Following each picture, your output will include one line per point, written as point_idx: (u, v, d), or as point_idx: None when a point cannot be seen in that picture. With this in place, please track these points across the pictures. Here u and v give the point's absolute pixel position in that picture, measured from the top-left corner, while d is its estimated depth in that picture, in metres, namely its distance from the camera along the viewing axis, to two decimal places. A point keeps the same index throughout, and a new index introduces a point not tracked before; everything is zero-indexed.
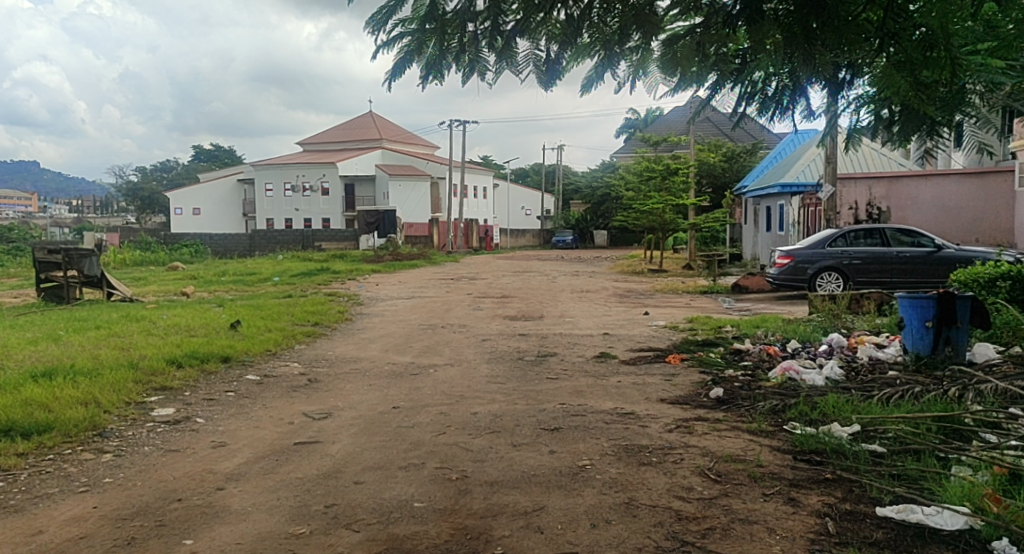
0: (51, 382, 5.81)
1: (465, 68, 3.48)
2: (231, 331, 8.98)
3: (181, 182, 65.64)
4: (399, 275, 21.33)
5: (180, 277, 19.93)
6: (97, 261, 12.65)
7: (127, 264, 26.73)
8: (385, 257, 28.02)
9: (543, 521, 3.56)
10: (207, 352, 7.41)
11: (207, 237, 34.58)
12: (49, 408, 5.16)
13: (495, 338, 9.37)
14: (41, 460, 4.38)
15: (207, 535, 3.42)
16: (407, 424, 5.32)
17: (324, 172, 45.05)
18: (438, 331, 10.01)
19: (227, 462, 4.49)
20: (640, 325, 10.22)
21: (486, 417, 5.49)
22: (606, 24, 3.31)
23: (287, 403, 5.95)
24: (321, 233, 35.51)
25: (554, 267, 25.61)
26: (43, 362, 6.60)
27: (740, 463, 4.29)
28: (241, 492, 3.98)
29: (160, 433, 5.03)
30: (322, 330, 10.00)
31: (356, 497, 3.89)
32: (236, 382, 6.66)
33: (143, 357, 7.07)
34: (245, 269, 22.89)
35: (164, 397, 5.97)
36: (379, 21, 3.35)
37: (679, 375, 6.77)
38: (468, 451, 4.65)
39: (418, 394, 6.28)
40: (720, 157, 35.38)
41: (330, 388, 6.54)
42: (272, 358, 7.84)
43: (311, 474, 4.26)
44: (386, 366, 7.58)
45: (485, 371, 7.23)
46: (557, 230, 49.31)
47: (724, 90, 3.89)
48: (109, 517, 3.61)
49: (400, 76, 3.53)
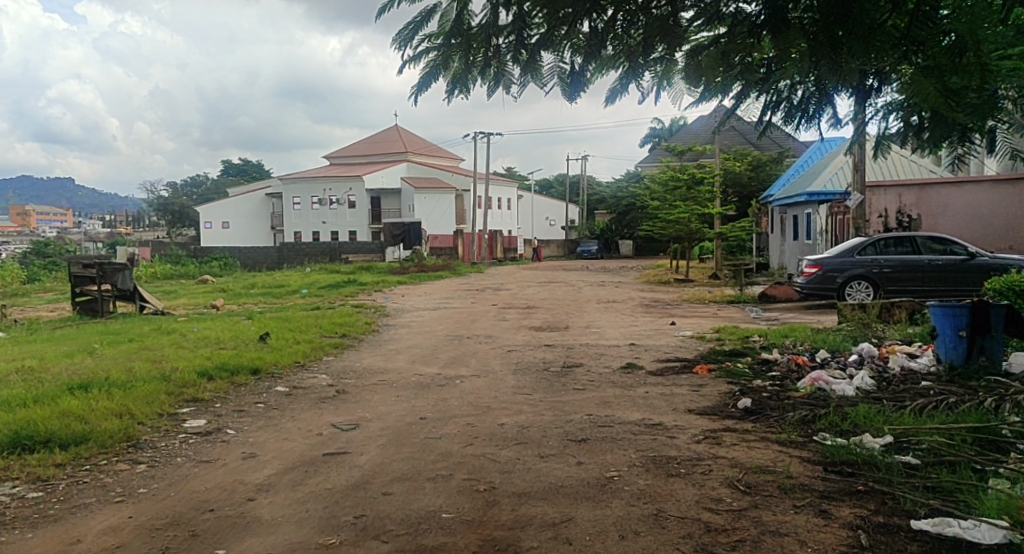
0: (87, 395, 5.93)
1: (490, 82, 3.56)
2: (260, 343, 9.10)
3: (212, 197, 66.88)
4: (425, 286, 21.46)
5: (211, 290, 20.31)
6: (130, 274, 12.95)
7: (159, 277, 27.36)
8: (411, 269, 28.26)
9: (571, 532, 3.55)
10: (237, 364, 7.52)
11: (237, 251, 35.13)
12: (85, 419, 5.26)
13: (521, 349, 9.38)
14: (79, 471, 4.47)
15: (239, 546, 3.45)
16: (434, 435, 5.34)
17: (351, 185, 45.58)
18: (465, 342, 10.04)
19: (256, 473, 4.54)
20: (666, 335, 10.18)
21: (513, 428, 5.51)
22: (630, 35, 3.33)
23: (316, 415, 6.02)
24: (347, 246, 35.76)
25: (580, 277, 25.63)
26: (79, 375, 6.74)
27: (769, 475, 4.25)
28: (271, 503, 4.03)
29: (192, 444, 5.12)
30: (349, 342, 10.05)
31: (384, 509, 3.91)
32: (266, 394, 6.75)
33: (175, 369, 7.19)
34: (272, 281, 23.25)
35: (196, 408, 6.07)
36: (405, 37, 3.41)
37: (707, 386, 6.73)
38: (494, 462, 4.66)
39: (444, 405, 6.31)
40: (747, 165, 35.15)
41: (358, 399, 6.59)
42: (301, 370, 7.92)
43: (340, 485, 4.30)
44: (413, 377, 7.62)
45: (512, 382, 7.25)
46: (583, 241, 49.19)
47: (750, 98, 3.86)
48: (144, 527, 3.67)
49: (426, 89, 3.59)
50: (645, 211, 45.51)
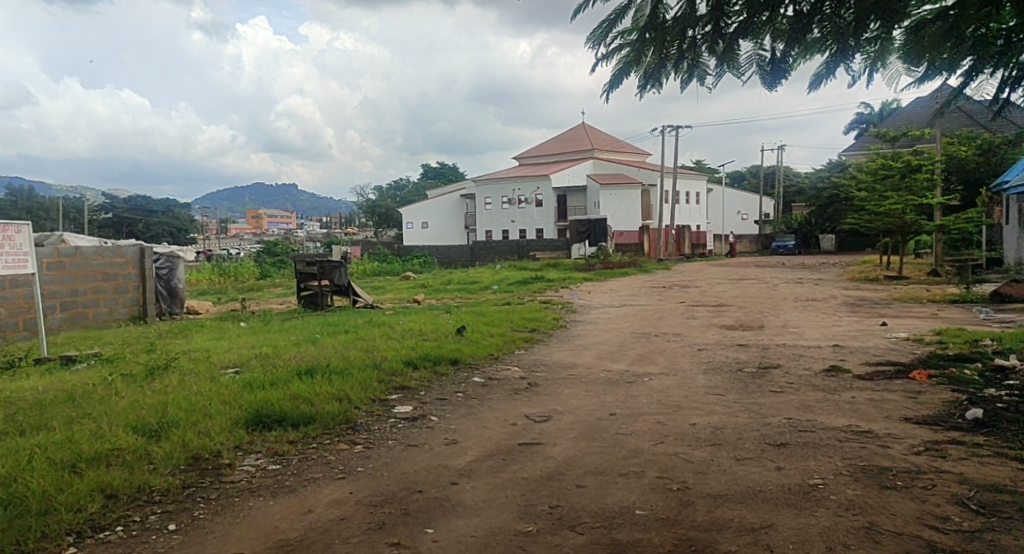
0: (312, 380, 6.60)
1: (683, 74, 3.53)
2: (458, 335, 9.61)
3: (411, 199, 71.35)
4: (613, 283, 21.47)
5: (413, 285, 21.74)
6: (345, 272, 14.26)
7: (367, 274, 29.71)
8: (597, 265, 28.39)
9: (772, 539, 3.42)
10: (438, 355, 8.00)
11: (434, 249, 37.23)
12: (312, 402, 5.86)
13: (713, 348, 9.11)
14: (307, 448, 5.00)
15: (445, 526, 3.69)
16: (625, 431, 5.35)
17: (539, 184, 46.57)
18: (654, 340, 9.91)
19: (458, 459, 4.81)
20: (876, 337, 9.41)
21: (707, 428, 5.38)
22: (842, 18, 3.12)
23: (511, 405, 6.26)
24: (535, 244, 36.57)
25: (776, 274, 24.35)
26: (306, 361, 7.52)
27: (1005, 495, 3.80)
28: (473, 487, 4.26)
29: (402, 428, 5.54)
30: (540, 336, 10.32)
31: (579, 501, 3.99)
32: (464, 384, 7.13)
33: (385, 358, 7.80)
34: (466, 277, 24.43)
35: (403, 395, 6.55)
36: (600, 35, 3.45)
37: (926, 393, 6.14)
38: (688, 462, 4.58)
39: (635, 402, 6.30)
40: (973, 150, 31.46)
41: (550, 392, 6.76)
42: (495, 362, 8.27)
43: (536, 475, 4.44)
44: (602, 373, 7.68)
45: (704, 382, 7.07)
46: (779, 236, 46.61)
47: (982, 76, 3.49)
48: (363, 502, 4.03)
49: (618, 86, 3.62)
50: (850, 203, 42.23)
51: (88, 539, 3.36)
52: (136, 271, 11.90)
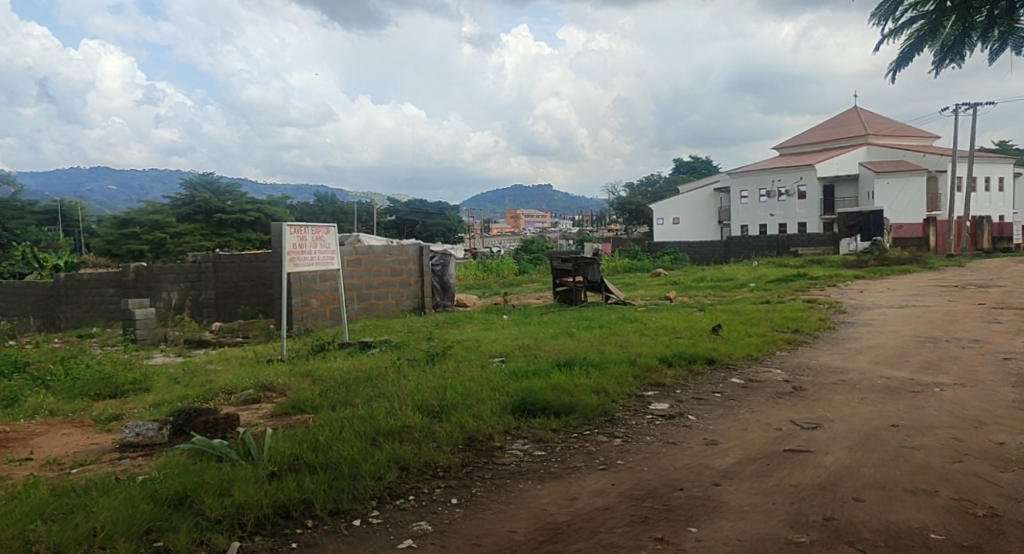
0: (571, 372, 6.83)
1: (993, 46, 3.08)
2: (714, 334, 9.34)
3: (663, 195, 70.62)
4: (889, 281, 19.40)
5: (664, 282, 21.54)
6: (598, 268, 14.37)
7: (618, 270, 29.98)
8: (870, 262, 25.84)
9: None
10: (694, 353, 7.85)
11: (686, 246, 36.50)
12: (572, 392, 6.07)
13: (1021, 357, 7.85)
14: (569, 437, 5.19)
15: (710, 527, 3.62)
16: (910, 445, 4.83)
17: (802, 175, 43.50)
18: (943, 346, 8.77)
19: (720, 460, 4.69)
20: None
21: (1016, 449, 4.66)
22: None
23: (775, 409, 5.94)
24: (796, 239, 34.10)
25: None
26: (564, 354, 7.81)
27: None
28: (737, 490, 4.12)
29: (659, 425, 5.52)
30: (804, 337, 9.67)
31: (858, 515, 3.69)
32: (722, 384, 6.91)
33: (640, 354, 7.83)
34: (720, 274, 23.63)
35: (659, 392, 6.53)
36: (887, 10, 3.14)
37: None
38: (993, 485, 4.01)
39: (921, 414, 5.65)
40: None
41: (818, 398, 6.30)
42: (755, 363, 7.90)
43: (806, 483, 4.18)
44: (879, 380, 6.98)
45: (1010, 396, 6.13)
46: None
47: None
48: (625, 494, 4.09)
49: (908, 64, 3.28)
50: None
51: (386, 503, 3.81)
52: (415, 267, 13.18)
